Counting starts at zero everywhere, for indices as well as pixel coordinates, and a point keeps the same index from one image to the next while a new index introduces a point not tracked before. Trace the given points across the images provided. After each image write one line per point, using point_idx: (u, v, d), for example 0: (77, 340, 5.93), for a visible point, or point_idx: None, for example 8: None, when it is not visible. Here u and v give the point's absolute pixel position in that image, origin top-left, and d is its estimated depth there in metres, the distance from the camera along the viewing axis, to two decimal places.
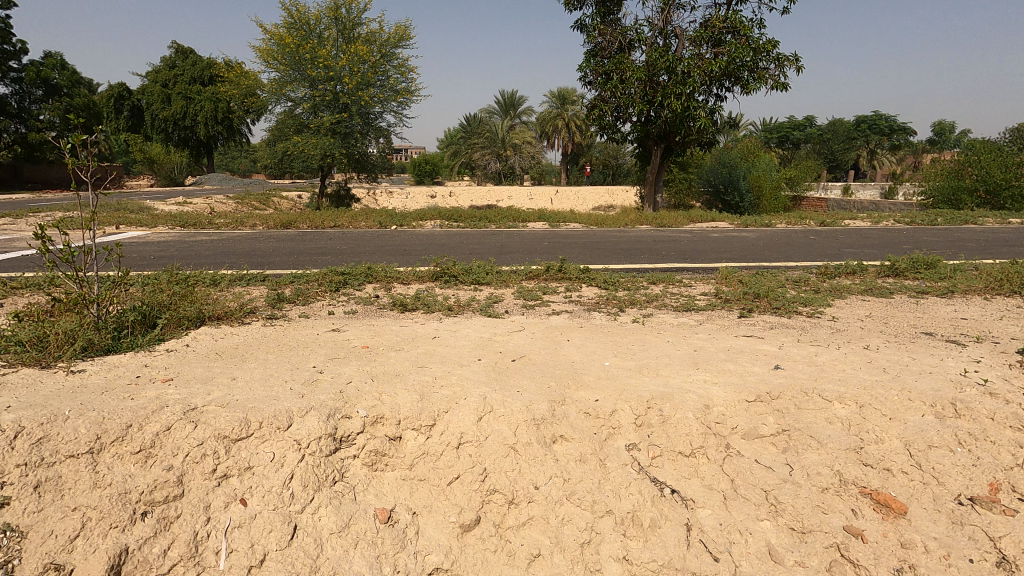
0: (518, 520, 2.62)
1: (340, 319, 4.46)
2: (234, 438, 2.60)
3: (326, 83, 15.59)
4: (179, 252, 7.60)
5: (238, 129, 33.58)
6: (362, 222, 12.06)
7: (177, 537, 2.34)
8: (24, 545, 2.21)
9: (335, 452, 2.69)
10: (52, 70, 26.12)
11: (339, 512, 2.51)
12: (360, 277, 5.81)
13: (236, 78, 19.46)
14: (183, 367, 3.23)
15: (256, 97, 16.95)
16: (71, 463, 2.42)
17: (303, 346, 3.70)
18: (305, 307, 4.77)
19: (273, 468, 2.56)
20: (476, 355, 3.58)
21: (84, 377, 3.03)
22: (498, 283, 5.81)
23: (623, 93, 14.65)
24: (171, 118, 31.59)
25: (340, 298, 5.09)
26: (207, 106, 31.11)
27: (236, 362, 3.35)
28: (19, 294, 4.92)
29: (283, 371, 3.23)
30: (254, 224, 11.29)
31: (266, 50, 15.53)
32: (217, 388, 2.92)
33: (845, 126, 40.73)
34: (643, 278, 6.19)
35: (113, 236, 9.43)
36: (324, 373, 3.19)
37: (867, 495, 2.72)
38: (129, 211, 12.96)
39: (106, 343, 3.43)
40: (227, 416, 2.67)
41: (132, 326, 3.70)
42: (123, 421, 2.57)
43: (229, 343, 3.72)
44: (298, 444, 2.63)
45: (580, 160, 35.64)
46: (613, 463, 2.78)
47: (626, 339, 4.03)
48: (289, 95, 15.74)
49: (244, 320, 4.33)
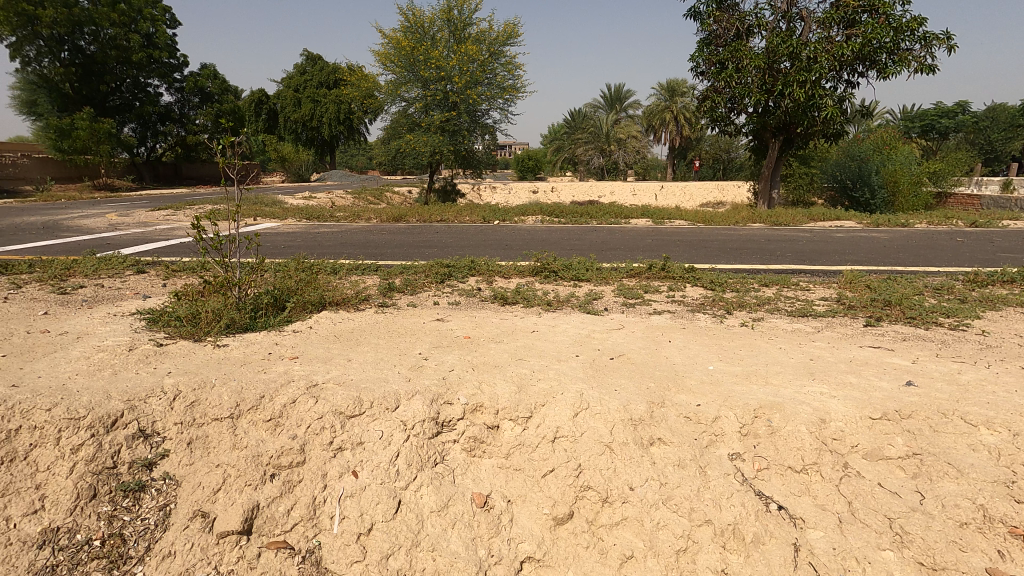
0: (611, 520, 2.61)
1: (444, 309, 4.68)
2: (348, 414, 2.81)
3: (437, 82, 16.27)
4: (305, 243, 8.33)
5: (357, 129, 36.23)
6: (467, 216, 12.50)
7: (299, 500, 2.60)
8: (178, 492, 2.56)
9: (436, 436, 2.82)
10: (207, 79, 29.73)
11: (439, 492, 2.64)
12: (464, 270, 6.04)
13: (358, 82, 20.90)
14: (307, 347, 3.57)
15: (374, 97, 18.11)
16: (215, 426, 2.76)
17: (410, 333, 3.92)
18: (413, 297, 5.05)
19: (381, 445, 2.74)
20: (574, 351, 3.58)
21: (228, 350, 3.45)
22: (598, 280, 5.76)
23: (738, 83, 13.81)
24: (301, 120, 34.74)
25: (445, 289, 5.33)
26: (331, 108, 33.96)
27: (352, 345, 3.64)
28: (178, 277, 5.69)
29: (392, 355, 3.45)
30: (370, 217, 12.13)
31: (383, 54, 16.50)
32: (336, 368, 3.19)
33: (1008, 111, 35.30)
34: (754, 279, 5.83)
35: (253, 227, 10.59)
36: (429, 360, 3.36)
37: (1018, 537, 2.38)
38: (265, 204, 14.51)
39: (245, 322, 3.88)
40: (343, 394, 2.90)
41: (267, 307, 4.15)
42: (257, 392, 2.89)
43: (346, 326, 4.05)
44: (403, 425, 2.79)
45: (688, 154, 34.19)
46: (714, 472, 2.66)
47: (733, 343, 3.83)
48: (404, 95, 16.61)
49: (360, 306, 4.68)
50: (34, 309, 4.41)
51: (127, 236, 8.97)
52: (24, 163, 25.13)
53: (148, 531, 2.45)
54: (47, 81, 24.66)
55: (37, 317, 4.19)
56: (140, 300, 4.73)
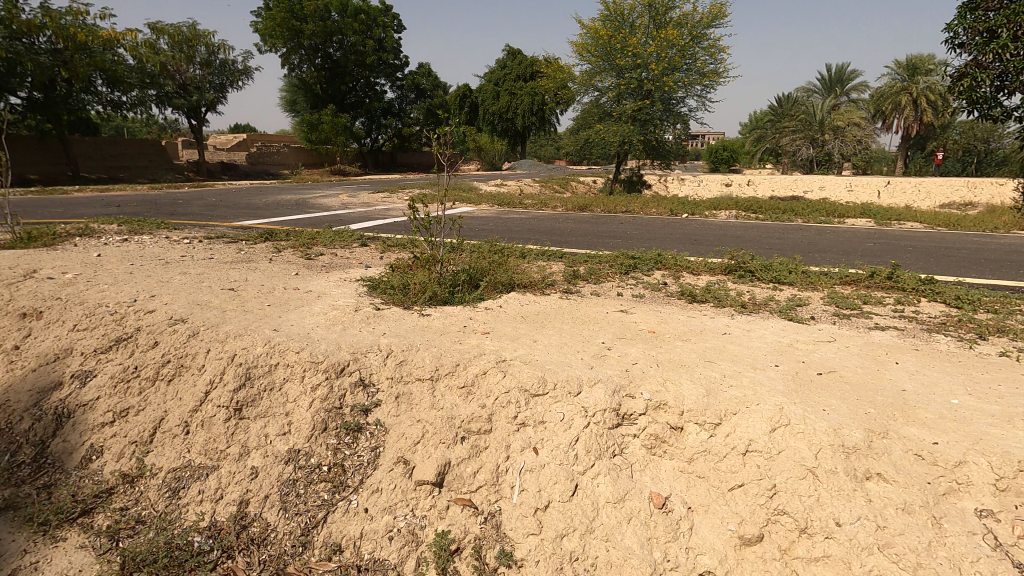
0: (809, 554, 2.33)
1: (628, 301, 4.59)
2: (533, 393, 2.92)
3: (633, 70, 15.93)
4: (497, 227, 8.86)
5: (549, 120, 37.35)
6: (654, 208, 12.10)
7: (484, 465, 2.77)
8: (385, 438, 2.92)
9: (617, 427, 2.79)
10: (422, 76, 33.37)
11: (617, 484, 2.62)
12: (650, 263, 5.85)
13: (553, 73, 21.44)
14: (497, 324, 3.79)
15: (568, 88, 18.42)
16: (418, 385, 3.08)
17: (594, 322, 3.92)
18: (596, 286, 5.04)
19: (562, 427, 2.80)
20: (772, 360, 3.24)
21: (431, 320, 3.84)
22: (804, 285, 5.12)
23: (1016, 55, 11.05)
24: (498, 112, 36.97)
25: (629, 281, 5.23)
26: (526, 100, 35.53)
27: (537, 327, 3.77)
28: (392, 251, 6.47)
29: (575, 342, 3.49)
30: (556, 205, 12.45)
31: (581, 45, 16.60)
32: (522, 347, 3.33)
33: None
34: (1022, 300, 4.65)
35: (452, 211, 11.59)
36: (612, 351, 3.33)
37: None
38: (463, 190, 15.78)
39: (445, 296, 4.28)
40: (529, 372, 3.01)
41: (463, 284, 4.53)
42: (454, 361, 3.15)
43: (532, 309, 4.21)
44: (585, 411, 2.81)
45: (927, 144, 28.61)
46: (952, 527, 2.22)
47: (987, 375, 3.12)
48: (597, 85, 16.59)
49: (546, 290, 4.82)
50: (288, 270, 5.38)
51: (354, 214, 10.47)
52: (285, 151, 31.60)
53: (362, 465, 2.83)
54: (305, 83, 30.55)
55: (290, 276, 5.11)
56: (362, 269, 5.48)
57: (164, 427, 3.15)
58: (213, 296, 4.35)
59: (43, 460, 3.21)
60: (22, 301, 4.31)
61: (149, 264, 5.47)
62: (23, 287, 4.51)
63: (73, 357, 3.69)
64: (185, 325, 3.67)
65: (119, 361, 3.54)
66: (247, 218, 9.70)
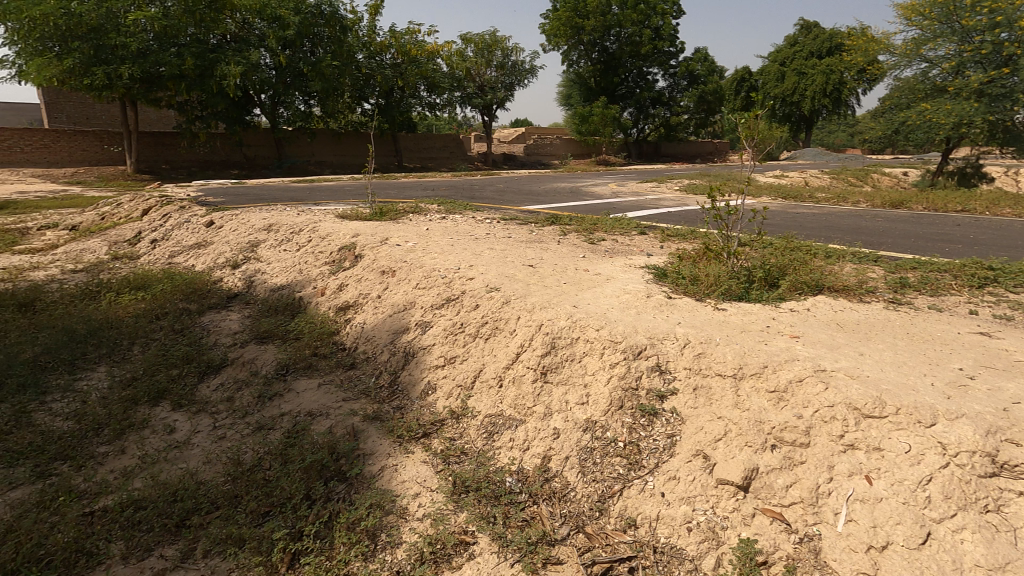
0: None
1: (987, 322, 3.62)
2: (866, 413, 2.54)
3: (986, 32, 12.49)
4: (785, 222, 7.98)
5: (845, 101, 32.11)
6: (1006, 208, 9.37)
7: (800, 480, 2.51)
8: (682, 428, 2.89)
9: (991, 477, 2.28)
10: (697, 62, 32.27)
11: (992, 547, 2.13)
12: (1019, 277, 4.51)
13: (861, 47, 18.26)
14: (807, 328, 3.40)
15: (881, 62, 15.46)
16: (719, 381, 2.95)
17: (939, 341, 3.21)
18: (936, 300, 4.10)
19: (908, 461, 2.37)
20: None
21: (728, 315, 3.65)
22: None
23: None
24: (782, 95, 33.32)
25: (987, 298, 4.11)
26: (819, 79, 31.19)
27: (860, 337, 3.26)
28: (672, 241, 6.36)
29: (916, 362, 2.92)
30: (857, 200, 10.62)
31: (909, 7, 13.67)
32: (846, 358, 2.93)
33: None
34: None
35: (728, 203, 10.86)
36: (975, 381, 2.70)
37: None
38: (737, 181, 14.68)
39: (741, 292, 4.01)
40: (860, 389, 2.64)
41: (760, 282, 4.18)
42: (761, 361, 2.94)
43: (850, 316, 3.65)
44: (943, 448, 2.35)
45: None
46: None
47: None
48: (927, 55, 13.48)
49: (864, 297, 4.11)
50: (576, 253, 5.70)
51: (627, 203, 10.64)
52: (557, 143, 34.35)
53: (658, 449, 2.85)
54: (581, 78, 32.97)
55: (579, 258, 5.41)
56: (646, 256, 5.50)
57: (482, 377, 3.67)
58: (517, 270, 4.87)
59: (394, 386, 4.03)
60: (382, 261, 5.50)
61: (464, 238, 6.40)
62: (382, 251, 5.76)
63: (416, 309, 4.58)
64: (499, 292, 4.23)
65: (449, 317, 4.26)
66: (532, 203, 10.69)
